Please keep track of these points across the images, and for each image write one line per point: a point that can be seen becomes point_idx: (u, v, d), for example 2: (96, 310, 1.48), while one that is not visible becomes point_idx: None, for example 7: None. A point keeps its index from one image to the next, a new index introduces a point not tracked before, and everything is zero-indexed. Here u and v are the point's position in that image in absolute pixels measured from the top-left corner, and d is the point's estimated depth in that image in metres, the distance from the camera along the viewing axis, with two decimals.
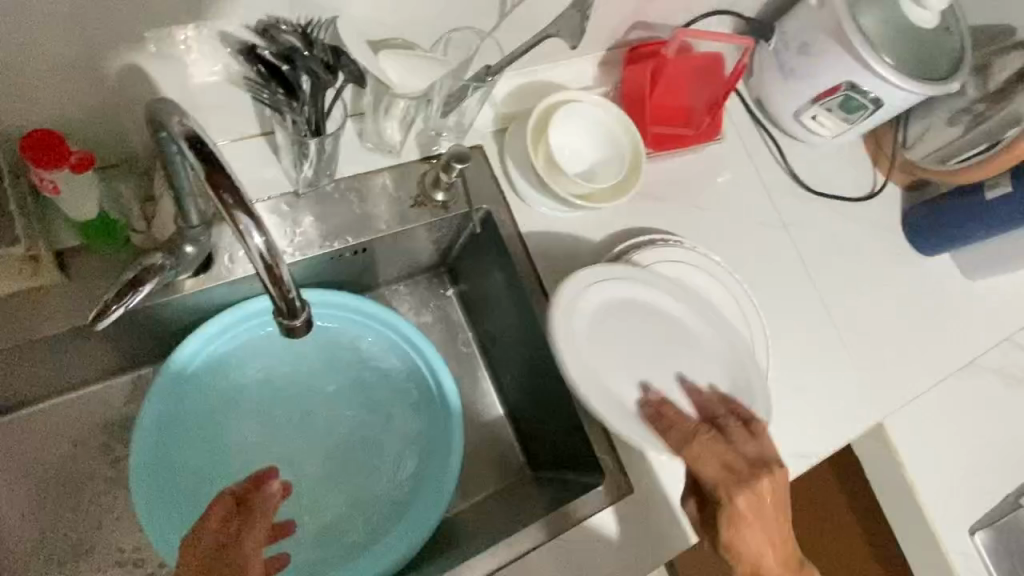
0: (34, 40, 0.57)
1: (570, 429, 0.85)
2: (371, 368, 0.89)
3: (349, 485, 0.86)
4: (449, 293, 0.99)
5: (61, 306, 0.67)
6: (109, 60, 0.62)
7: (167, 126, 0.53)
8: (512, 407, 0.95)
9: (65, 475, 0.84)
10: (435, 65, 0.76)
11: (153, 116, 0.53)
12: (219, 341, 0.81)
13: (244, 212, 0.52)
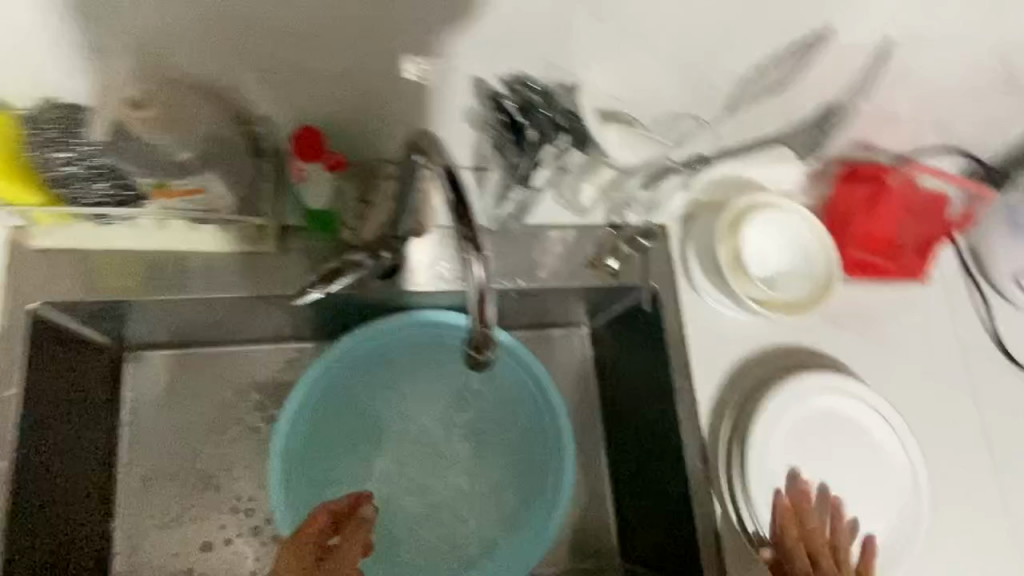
0: (326, 54, 0.62)
1: (681, 533, 0.81)
2: (494, 397, 0.90)
3: (444, 510, 0.88)
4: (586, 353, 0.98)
5: (268, 277, 0.76)
6: (377, 80, 0.66)
7: (427, 154, 0.60)
8: (621, 489, 0.92)
9: (216, 416, 0.94)
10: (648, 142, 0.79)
11: (416, 142, 0.60)
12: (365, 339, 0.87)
13: (474, 244, 0.59)
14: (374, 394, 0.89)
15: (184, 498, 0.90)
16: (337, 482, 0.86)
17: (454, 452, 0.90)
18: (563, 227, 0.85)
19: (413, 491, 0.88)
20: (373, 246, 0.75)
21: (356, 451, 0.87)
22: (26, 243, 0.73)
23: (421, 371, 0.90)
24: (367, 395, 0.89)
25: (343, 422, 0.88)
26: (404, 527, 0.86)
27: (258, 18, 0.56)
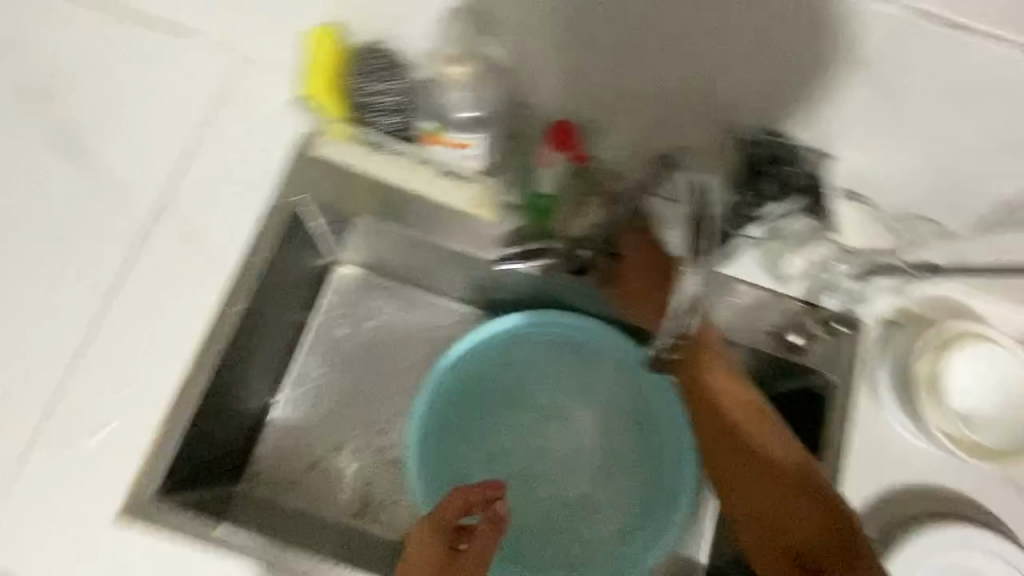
0: (617, 65, 0.70)
1: None
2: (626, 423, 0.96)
3: (540, 499, 0.94)
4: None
5: (482, 238, 0.85)
6: (645, 100, 0.73)
7: None
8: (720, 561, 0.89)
9: (382, 341, 1.05)
10: (881, 233, 0.82)
11: None
12: (537, 326, 0.95)
13: None
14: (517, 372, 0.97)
15: (336, 399, 1.02)
16: (461, 436, 0.95)
17: (568, 451, 0.96)
18: (757, 286, 0.86)
19: (521, 471, 0.95)
20: (581, 241, 0.82)
21: (485, 415, 0.96)
22: (308, 143, 0.86)
23: (565, 369, 0.97)
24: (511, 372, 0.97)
25: (484, 387, 0.96)
26: (506, 502, 0.93)
27: (578, 18, 0.65)
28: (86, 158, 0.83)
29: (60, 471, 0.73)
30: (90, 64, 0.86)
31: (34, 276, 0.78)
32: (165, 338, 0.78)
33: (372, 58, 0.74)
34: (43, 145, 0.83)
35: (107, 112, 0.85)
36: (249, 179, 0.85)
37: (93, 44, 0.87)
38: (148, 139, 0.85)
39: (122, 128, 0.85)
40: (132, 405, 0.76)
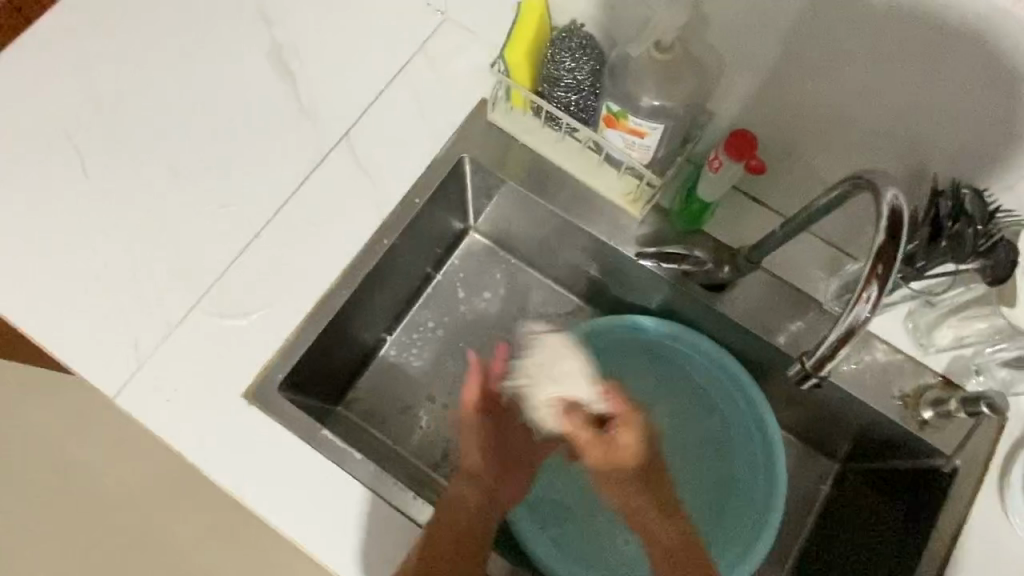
0: (813, 89, 0.69)
1: None
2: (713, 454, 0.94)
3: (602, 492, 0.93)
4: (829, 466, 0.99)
5: (626, 233, 0.87)
6: (830, 130, 0.72)
7: (874, 186, 0.53)
8: None
9: (495, 313, 1.07)
10: None
11: (867, 176, 0.54)
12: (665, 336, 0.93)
13: (877, 285, 0.51)
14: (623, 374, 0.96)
15: (437, 355, 1.05)
16: None
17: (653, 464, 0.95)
18: (898, 352, 0.83)
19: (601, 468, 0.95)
20: (724, 257, 0.81)
21: (580, 406, 0.96)
22: (486, 112, 0.91)
23: (671, 385, 0.96)
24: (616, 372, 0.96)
25: (587, 379, 0.96)
26: (570, 483, 0.94)
27: (785, 35, 0.65)
28: (292, 81, 0.92)
29: (209, 343, 0.80)
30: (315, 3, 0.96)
31: (228, 172, 0.88)
32: (323, 253, 0.85)
33: (572, 36, 0.77)
34: (260, 62, 0.93)
35: (321, 47, 0.94)
36: (426, 131, 0.91)
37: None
38: (347, 77, 0.93)
39: (329, 64, 0.93)
40: (281, 301, 0.83)
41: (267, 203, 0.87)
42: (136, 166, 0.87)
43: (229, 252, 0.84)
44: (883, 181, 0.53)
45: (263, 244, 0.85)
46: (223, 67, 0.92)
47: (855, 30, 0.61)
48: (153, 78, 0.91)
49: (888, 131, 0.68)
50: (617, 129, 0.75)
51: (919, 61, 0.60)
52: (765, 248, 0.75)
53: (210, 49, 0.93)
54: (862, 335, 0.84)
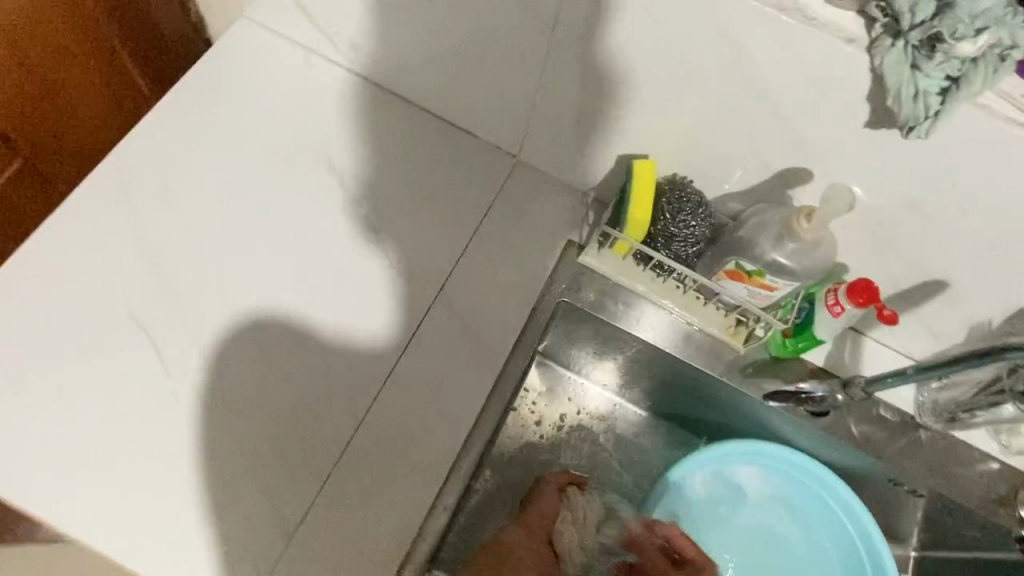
0: (928, 246, 0.74)
1: None
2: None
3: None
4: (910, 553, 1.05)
5: (730, 368, 0.90)
6: (935, 276, 0.78)
7: None
8: None
9: (580, 442, 1.05)
10: None
11: None
12: (802, 470, 0.95)
13: None
14: (757, 503, 0.99)
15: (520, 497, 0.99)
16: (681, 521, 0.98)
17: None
18: (986, 457, 0.91)
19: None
20: (835, 384, 0.86)
21: (710, 528, 0.99)
22: (575, 256, 0.92)
23: (794, 516, 0.98)
24: (755, 500, 0.99)
25: (721, 502, 0.99)
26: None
27: (914, 204, 0.70)
28: (374, 242, 0.90)
29: None
30: (385, 157, 0.95)
31: (324, 347, 0.85)
32: (436, 426, 0.82)
33: (677, 195, 0.81)
34: (338, 223, 0.89)
35: (397, 202, 0.93)
36: (517, 283, 0.91)
37: (390, 142, 0.96)
38: (429, 233, 0.91)
39: (409, 221, 0.92)
40: (401, 486, 0.79)
41: (371, 376, 0.84)
42: (230, 354, 0.83)
43: (339, 439, 0.80)
44: None
45: (375, 423, 0.82)
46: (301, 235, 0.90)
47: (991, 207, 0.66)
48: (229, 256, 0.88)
49: (991, 283, 0.75)
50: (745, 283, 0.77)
51: None
52: (887, 380, 0.80)
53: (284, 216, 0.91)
54: (953, 444, 0.91)
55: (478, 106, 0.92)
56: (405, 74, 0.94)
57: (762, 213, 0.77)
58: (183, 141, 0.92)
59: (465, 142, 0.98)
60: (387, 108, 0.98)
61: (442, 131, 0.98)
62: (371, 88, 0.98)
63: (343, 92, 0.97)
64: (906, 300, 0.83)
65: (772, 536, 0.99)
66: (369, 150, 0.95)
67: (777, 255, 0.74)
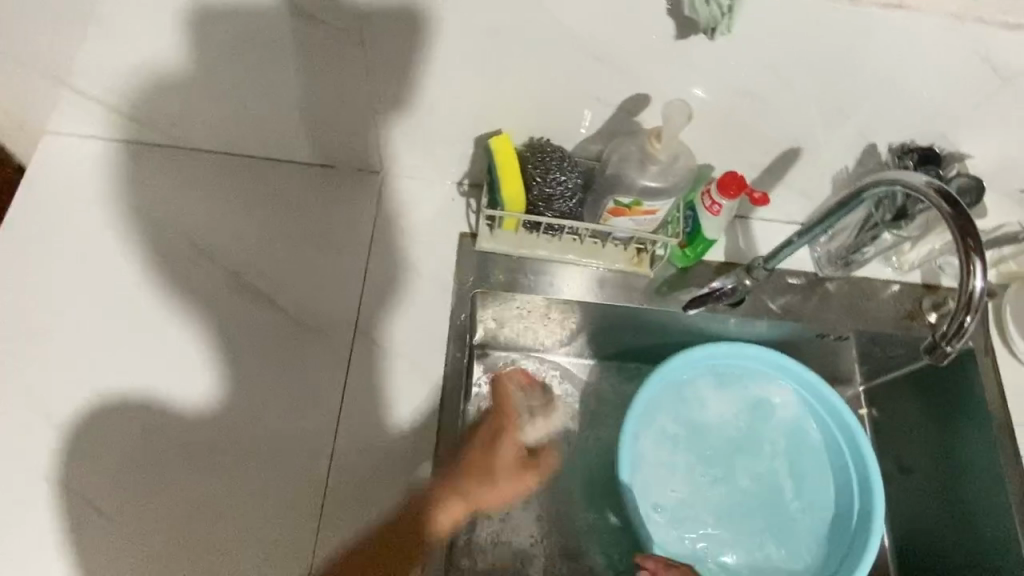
0: (770, 124, 0.80)
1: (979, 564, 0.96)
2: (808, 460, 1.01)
3: (708, 465, 1.02)
4: (857, 388, 1.15)
5: (646, 292, 0.94)
6: (787, 148, 0.84)
7: (910, 185, 0.65)
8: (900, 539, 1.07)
9: (542, 411, 1.08)
10: (1007, 200, 0.89)
11: (899, 180, 0.65)
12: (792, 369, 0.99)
13: (978, 257, 0.61)
14: (736, 419, 1.03)
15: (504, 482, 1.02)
16: (687, 399, 1.03)
17: (717, 521, 0.99)
18: (886, 283, 0.99)
19: (676, 513, 0.98)
20: (740, 273, 0.91)
21: (689, 444, 1.02)
22: (471, 245, 0.93)
23: (790, 407, 1.03)
24: (738, 416, 1.03)
25: (704, 403, 1.03)
26: (679, 459, 1.01)
27: (745, 93, 0.75)
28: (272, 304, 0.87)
29: None
30: (253, 217, 0.93)
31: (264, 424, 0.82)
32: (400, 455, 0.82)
33: (539, 157, 0.83)
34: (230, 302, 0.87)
35: (279, 258, 0.91)
36: (426, 290, 0.91)
37: (250, 202, 0.94)
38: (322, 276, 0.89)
39: (299, 272, 0.90)
40: (390, 524, 0.79)
41: (321, 434, 0.82)
42: (174, 467, 0.80)
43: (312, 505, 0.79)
44: (904, 175, 0.65)
45: (342, 476, 0.81)
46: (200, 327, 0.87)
47: (808, 72, 0.72)
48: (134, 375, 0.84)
49: (835, 136, 0.81)
50: (628, 215, 0.80)
51: (859, 80, 0.73)
52: (781, 253, 0.86)
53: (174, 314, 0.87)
54: (857, 284, 0.99)
55: (321, 137, 0.90)
56: (237, 131, 0.92)
57: (619, 146, 0.79)
58: (41, 280, 0.88)
59: (324, 176, 0.96)
60: (235, 171, 0.96)
61: (297, 172, 0.96)
62: (213, 160, 0.96)
63: (188, 174, 0.95)
64: (772, 176, 0.89)
65: (743, 459, 1.02)
66: (231, 218, 0.93)
67: (645, 180, 0.77)
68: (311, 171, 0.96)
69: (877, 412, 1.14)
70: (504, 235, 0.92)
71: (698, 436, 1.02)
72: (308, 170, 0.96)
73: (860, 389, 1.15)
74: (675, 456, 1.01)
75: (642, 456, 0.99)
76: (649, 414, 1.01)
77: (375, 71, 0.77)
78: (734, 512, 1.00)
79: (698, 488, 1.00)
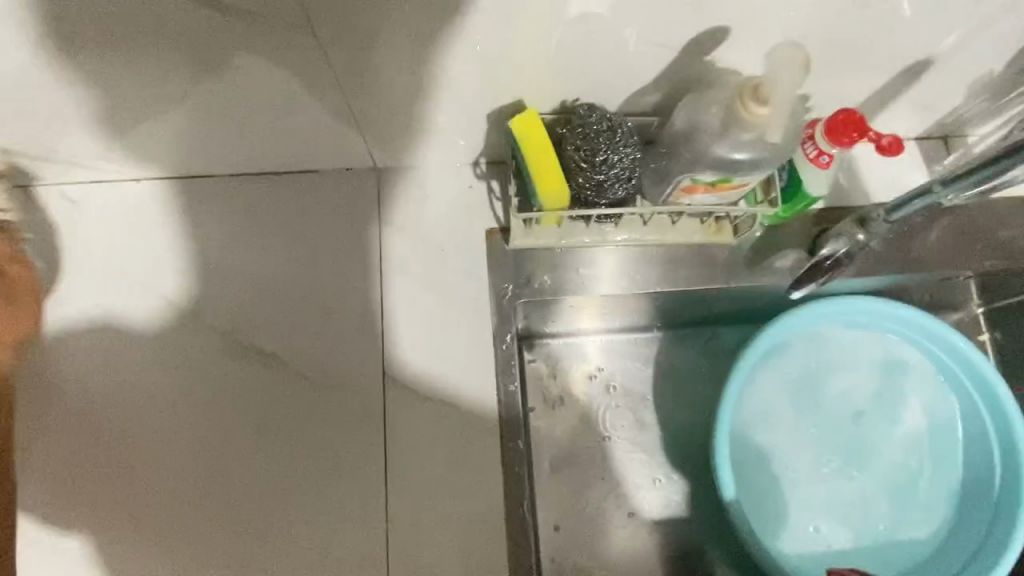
0: (892, 36, 0.58)
1: None
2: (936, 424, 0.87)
3: (820, 430, 0.87)
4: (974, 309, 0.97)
5: (726, 264, 0.76)
6: (908, 60, 0.63)
7: None
8: None
9: (609, 400, 0.94)
10: None
11: None
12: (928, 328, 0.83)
13: None
14: (855, 376, 0.88)
15: (581, 491, 0.91)
16: (797, 359, 0.87)
17: (825, 499, 0.85)
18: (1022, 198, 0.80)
19: (778, 488, 0.85)
20: (851, 226, 0.71)
21: (800, 411, 0.87)
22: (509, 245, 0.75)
23: (921, 364, 0.87)
24: (871, 381, 0.88)
25: (816, 360, 0.87)
26: (787, 426, 0.87)
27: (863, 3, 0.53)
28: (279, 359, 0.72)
29: None
30: (246, 251, 0.79)
31: (306, 498, 0.73)
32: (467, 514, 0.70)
33: (581, 132, 0.62)
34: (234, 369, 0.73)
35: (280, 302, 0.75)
36: (463, 307, 0.76)
37: (238, 231, 0.79)
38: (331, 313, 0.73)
39: (313, 308, 0.77)
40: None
41: (373, 498, 0.72)
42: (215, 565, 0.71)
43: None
44: None
45: (405, 548, 0.71)
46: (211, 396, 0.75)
47: None
48: (151, 462, 0.74)
49: (981, 35, 0.59)
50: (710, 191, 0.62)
51: None
52: (909, 203, 0.65)
53: (177, 381, 0.75)
54: (985, 205, 0.80)
55: (301, 144, 0.73)
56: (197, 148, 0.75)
57: (692, 104, 0.59)
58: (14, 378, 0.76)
59: (315, 184, 0.80)
60: (210, 196, 0.80)
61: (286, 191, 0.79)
62: (181, 185, 0.80)
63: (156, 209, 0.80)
64: (882, 95, 0.68)
65: (866, 436, 0.87)
66: (223, 258, 0.78)
67: (727, 150, 0.58)
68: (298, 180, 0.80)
69: (1002, 335, 0.96)
70: (545, 227, 0.72)
71: (809, 398, 0.87)
72: (296, 179, 0.80)
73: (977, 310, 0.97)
74: (781, 422, 0.87)
75: (751, 421, 0.86)
76: (765, 371, 0.87)
77: (352, 73, 0.59)
78: (846, 486, 0.86)
79: (808, 456, 0.86)
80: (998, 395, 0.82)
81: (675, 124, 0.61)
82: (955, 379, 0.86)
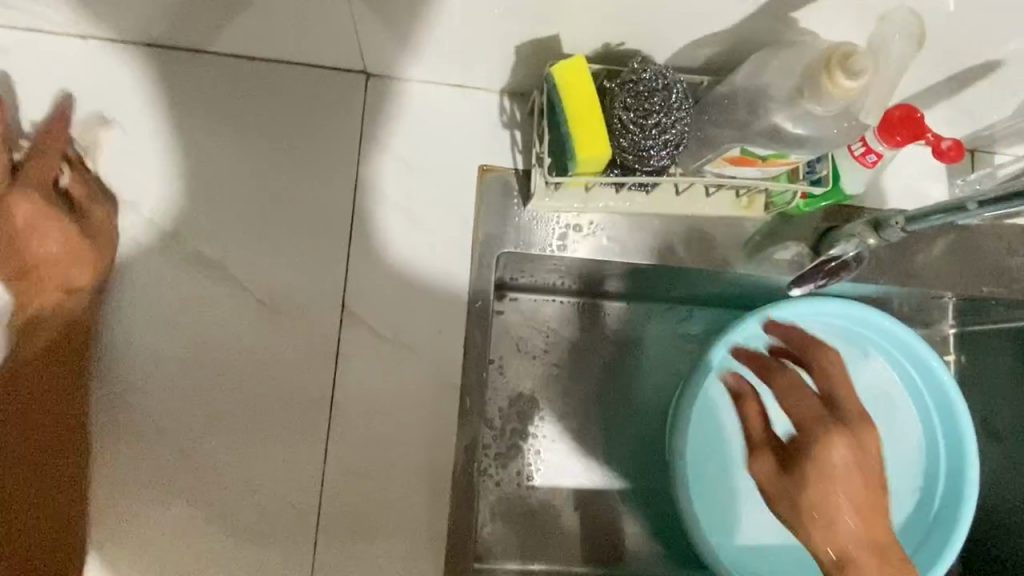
0: (966, 29, 0.53)
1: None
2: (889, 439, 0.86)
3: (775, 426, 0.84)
4: (947, 330, 0.95)
5: (727, 246, 0.71)
6: (971, 59, 0.57)
7: None
8: None
9: (575, 364, 0.91)
10: None
11: None
12: (907, 345, 0.81)
13: None
14: None
15: (528, 449, 0.88)
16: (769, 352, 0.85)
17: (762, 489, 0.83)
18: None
19: (719, 470, 0.83)
20: (864, 229, 0.67)
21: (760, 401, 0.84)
22: (514, 186, 0.70)
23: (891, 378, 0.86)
24: None
25: None
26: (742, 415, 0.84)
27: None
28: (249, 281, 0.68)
29: None
30: (199, 146, 0.69)
31: (234, 428, 0.66)
32: (412, 464, 0.67)
33: (634, 85, 0.53)
34: (190, 282, 0.68)
35: (248, 214, 0.69)
36: (440, 247, 0.69)
37: (195, 120, 0.69)
38: (302, 252, 0.68)
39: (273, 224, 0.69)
40: (393, 544, 0.66)
41: (312, 434, 0.67)
42: (132, 485, 0.66)
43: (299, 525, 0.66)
44: None
45: (336, 494, 0.66)
46: (138, 303, 0.67)
47: None
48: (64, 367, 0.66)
49: None
50: (756, 167, 0.56)
51: None
52: (930, 217, 0.61)
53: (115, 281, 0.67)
54: (992, 231, 0.77)
55: (286, 32, 0.63)
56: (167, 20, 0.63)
57: (760, 63, 0.53)
58: None
59: (293, 81, 0.70)
60: (165, 72, 0.69)
61: (262, 84, 0.69)
62: (135, 52, 0.69)
63: (99, 76, 0.69)
64: (933, 92, 0.63)
65: None
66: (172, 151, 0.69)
67: (784, 120, 0.51)
68: (273, 72, 0.70)
69: (966, 360, 0.94)
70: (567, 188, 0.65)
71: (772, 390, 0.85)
72: (274, 72, 0.70)
73: (949, 330, 0.95)
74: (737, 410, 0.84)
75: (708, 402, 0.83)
76: None
77: None
78: None
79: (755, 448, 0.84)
80: (964, 448, 0.80)
81: (745, 82, 0.54)
82: (920, 399, 0.84)
